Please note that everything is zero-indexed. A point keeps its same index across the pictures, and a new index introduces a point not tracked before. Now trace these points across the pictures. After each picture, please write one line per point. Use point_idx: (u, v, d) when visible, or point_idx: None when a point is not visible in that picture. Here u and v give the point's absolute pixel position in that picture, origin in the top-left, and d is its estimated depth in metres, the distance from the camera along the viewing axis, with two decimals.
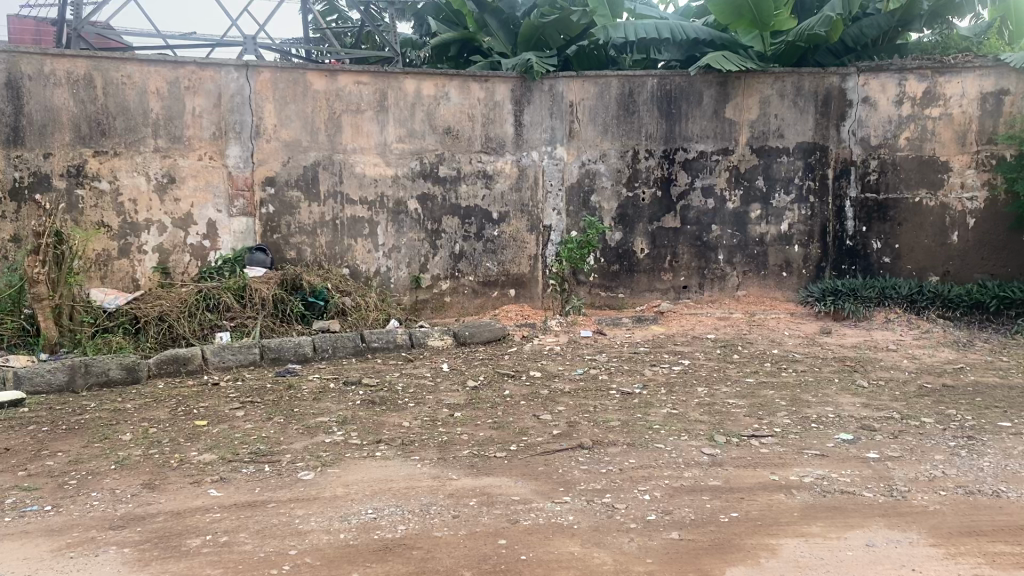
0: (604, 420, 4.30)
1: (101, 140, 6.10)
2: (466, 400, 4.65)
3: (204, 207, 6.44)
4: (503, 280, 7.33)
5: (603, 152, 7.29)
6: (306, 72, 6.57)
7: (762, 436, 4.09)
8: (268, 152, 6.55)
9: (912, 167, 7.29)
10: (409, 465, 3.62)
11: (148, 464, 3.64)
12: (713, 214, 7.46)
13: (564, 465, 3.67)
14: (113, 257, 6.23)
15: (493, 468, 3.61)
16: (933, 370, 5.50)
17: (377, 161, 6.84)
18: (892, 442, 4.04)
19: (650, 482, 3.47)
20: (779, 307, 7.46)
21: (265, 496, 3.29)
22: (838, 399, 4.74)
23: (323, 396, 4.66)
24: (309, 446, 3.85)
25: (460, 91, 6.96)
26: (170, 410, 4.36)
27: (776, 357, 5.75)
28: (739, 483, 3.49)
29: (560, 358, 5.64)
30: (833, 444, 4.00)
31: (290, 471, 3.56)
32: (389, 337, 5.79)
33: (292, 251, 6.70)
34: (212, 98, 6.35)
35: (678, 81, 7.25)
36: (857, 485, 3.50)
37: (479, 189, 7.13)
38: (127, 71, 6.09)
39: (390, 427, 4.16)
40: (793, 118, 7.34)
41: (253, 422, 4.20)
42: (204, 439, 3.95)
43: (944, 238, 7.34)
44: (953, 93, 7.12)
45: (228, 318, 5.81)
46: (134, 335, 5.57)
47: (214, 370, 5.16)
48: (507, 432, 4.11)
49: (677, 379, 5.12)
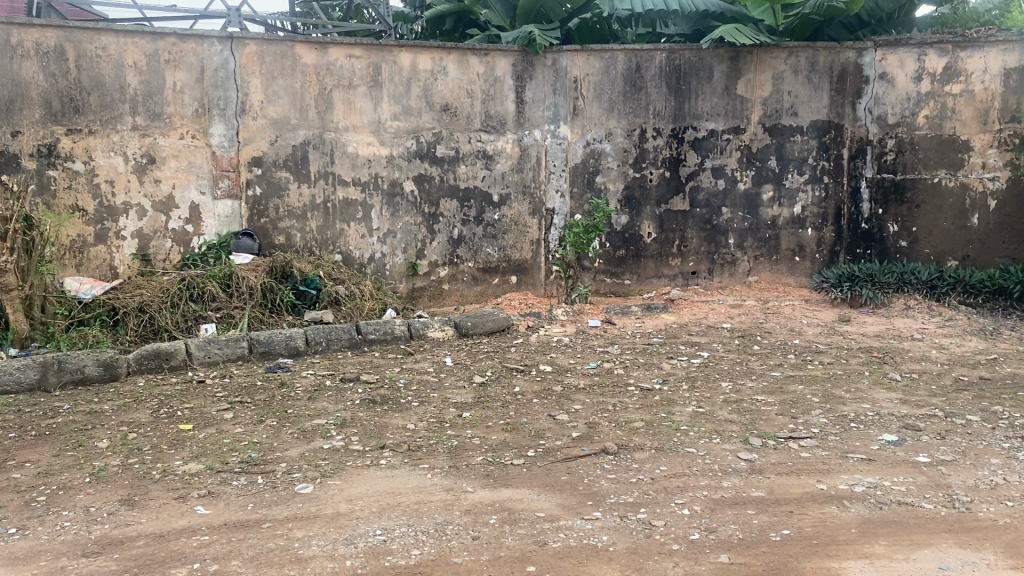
0: (627, 420, 3.95)
1: (74, 117, 5.67)
2: (474, 398, 4.29)
3: (187, 189, 6.03)
4: (504, 267, 6.97)
5: (609, 131, 6.92)
6: (295, 44, 6.15)
7: (800, 437, 3.76)
8: (254, 130, 6.14)
9: (932, 147, 6.96)
10: (419, 476, 3.26)
11: (127, 475, 3.26)
12: (723, 195, 7.12)
13: (589, 474, 3.32)
14: (89, 243, 5.81)
15: (512, 478, 3.25)
16: (967, 361, 5.17)
17: (370, 140, 6.45)
18: (941, 444, 3.71)
19: (688, 494, 3.13)
20: (792, 293, 7.15)
21: (261, 514, 2.93)
22: (873, 395, 4.41)
23: (318, 395, 4.29)
24: (307, 454, 3.49)
25: (458, 65, 6.56)
26: (152, 412, 3.98)
27: (800, 348, 5.42)
28: (785, 494, 3.16)
29: (570, 351, 5.29)
30: (879, 447, 3.67)
31: (287, 484, 3.19)
32: (386, 328, 5.42)
33: (281, 237, 6.31)
34: (194, 73, 5.93)
35: (687, 55, 6.87)
36: (914, 496, 3.18)
37: (479, 169, 6.75)
38: (102, 43, 5.66)
39: (394, 430, 3.80)
40: (807, 95, 6.99)
41: (243, 426, 3.82)
42: (189, 446, 3.57)
43: (965, 221, 7.03)
44: (974, 69, 6.79)
45: (214, 308, 5.42)
46: (112, 327, 5.18)
47: (199, 366, 4.78)
48: (522, 434, 3.76)
49: (698, 373, 4.78)
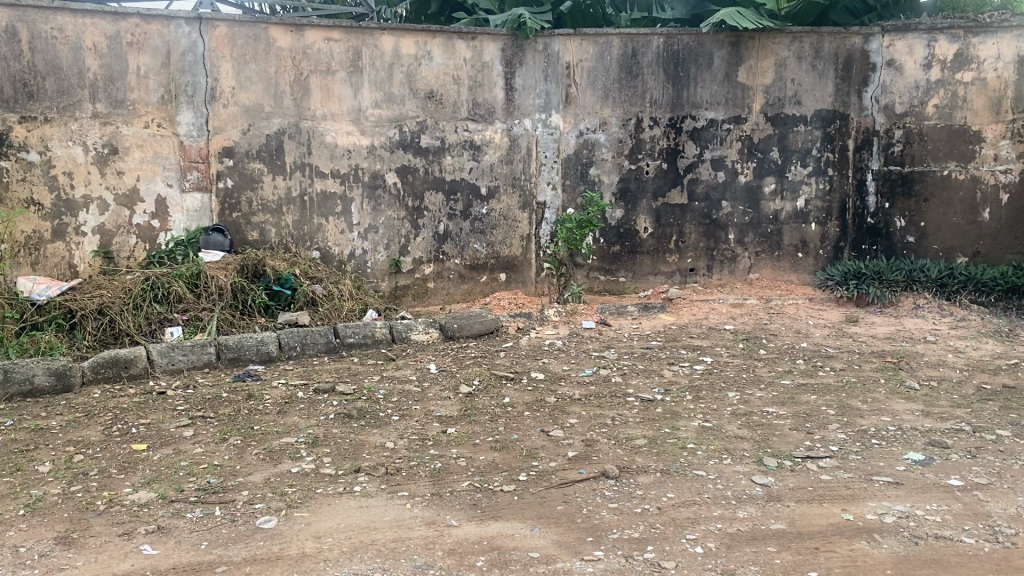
0: (628, 437, 3.59)
1: (28, 104, 5.26)
2: (460, 411, 3.93)
3: (152, 181, 5.64)
4: (493, 263, 6.61)
5: (602, 120, 6.55)
6: (269, 26, 5.76)
7: (818, 457, 3.41)
8: (225, 118, 5.75)
9: (941, 138, 6.63)
10: (397, 506, 2.90)
11: (66, 507, 2.89)
12: (722, 188, 6.77)
13: (587, 502, 2.97)
14: (46, 239, 5.40)
15: (502, 509, 2.89)
16: (987, 367, 4.84)
17: (350, 129, 6.06)
18: (973, 465, 3.37)
19: (700, 528, 2.78)
20: (795, 291, 6.81)
21: (215, 555, 2.56)
22: (893, 406, 4.08)
23: (290, 408, 3.92)
24: (271, 479, 3.12)
25: (443, 49, 6.18)
26: (104, 430, 3.60)
27: (809, 353, 5.07)
28: (808, 527, 2.82)
29: (563, 356, 4.93)
30: (905, 468, 3.33)
31: (248, 517, 2.82)
32: (366, 330, 5.05)
33: (254, 232, 5.93)
34: (159, 56, 5.53)
35: (686, 40, 6.50)
36: (952, 528, 2.83)
37: (466, 160, 6.37)
38: (58, 23, 5.25)
39: (371, 449, 3.44)
40: (811, 83, 6.64)
41: (203, 446, 3.44)
42: (141, 470, 3.20)
43: (975, 215, 6.71)
44: (987, 55, 6.47)
45: (180, 310, 5.03)
46: (69, 331, 4.79)
47: (161, 374, 4.40)
48: (513, 454, 3.40)
49: (703, 382, 4.43)
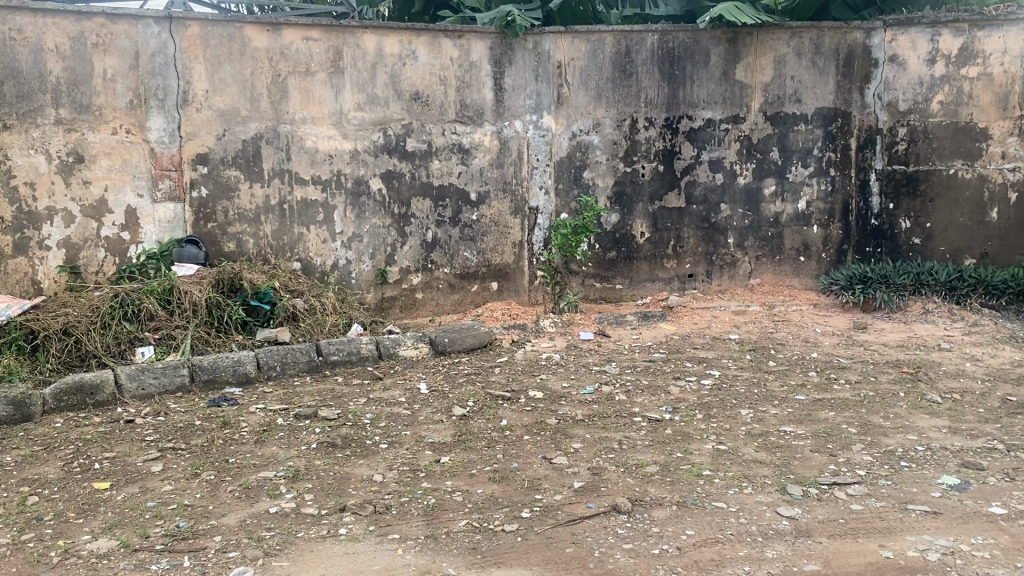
0: (637, 464, 3.31)
1: None
2: (454, 437, 3.63)
3: (121, 192, 5.31)
4: (483, 272, 6.31)
5: (596, 121, 6.28)
6: (243, 25, 5.45)
7: (846, 484, 3.13)
8: (198, 123, 5.43)
9: (947, 135, 6.39)
10: (387, 553, 2.60)
11: (15, 560, 2.57)
12: (721, 190, 6.51)
13: (600, 543, 2.67)
14: (6, 254, 5.08)
15: (505, 554, 2.60)
16: (1009, 376, 4.58)
17: (331, 134, 5.76)
18: (1014, 489, 3.10)
19: (725, 572, 2.49)
20: (798, 297, 6.55)
21: None
22: (918, 423, 3.80)
23: (268, 437, 3.61)
24: (247, 522, 2.81)
25: (429, 48, 5.88)
26: (63, 465, 3.29)
27: (820, 364, 4.79)
28: (845, 568, 2.54)
29: (562, 371, 4.64)
30: (941, 494, 3.05)
31: (220, 568, 2.51)
32: (351, 346, 4.76)
33: (231, 244, 5.61)
34: (127, 58, 5.21)
35: (682, 37, 6.24)
36: (1005, 565, 2.55)
37: (455, 164, 6.08)
38: (17, 24, 4.92)
39: (357, 483, 3.14)
40: (812, 80, 6.39)
41: (173, 483, 3.13)
42: (102, 514, 2.88)
43: (983, 215, 6.46)
44: (993, 50, 6.24)
45: (151, 329, 4.71)
46: (30, 354, 4.45)
47: (130, 401, 4.08)
48: (513, 487, 3.11)
49: (711, 398, 4.15)
